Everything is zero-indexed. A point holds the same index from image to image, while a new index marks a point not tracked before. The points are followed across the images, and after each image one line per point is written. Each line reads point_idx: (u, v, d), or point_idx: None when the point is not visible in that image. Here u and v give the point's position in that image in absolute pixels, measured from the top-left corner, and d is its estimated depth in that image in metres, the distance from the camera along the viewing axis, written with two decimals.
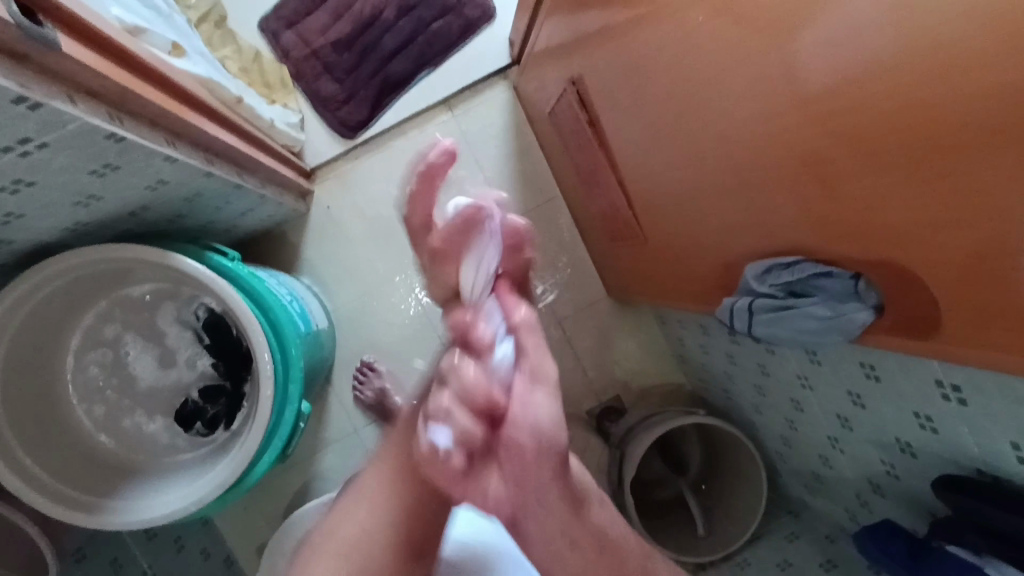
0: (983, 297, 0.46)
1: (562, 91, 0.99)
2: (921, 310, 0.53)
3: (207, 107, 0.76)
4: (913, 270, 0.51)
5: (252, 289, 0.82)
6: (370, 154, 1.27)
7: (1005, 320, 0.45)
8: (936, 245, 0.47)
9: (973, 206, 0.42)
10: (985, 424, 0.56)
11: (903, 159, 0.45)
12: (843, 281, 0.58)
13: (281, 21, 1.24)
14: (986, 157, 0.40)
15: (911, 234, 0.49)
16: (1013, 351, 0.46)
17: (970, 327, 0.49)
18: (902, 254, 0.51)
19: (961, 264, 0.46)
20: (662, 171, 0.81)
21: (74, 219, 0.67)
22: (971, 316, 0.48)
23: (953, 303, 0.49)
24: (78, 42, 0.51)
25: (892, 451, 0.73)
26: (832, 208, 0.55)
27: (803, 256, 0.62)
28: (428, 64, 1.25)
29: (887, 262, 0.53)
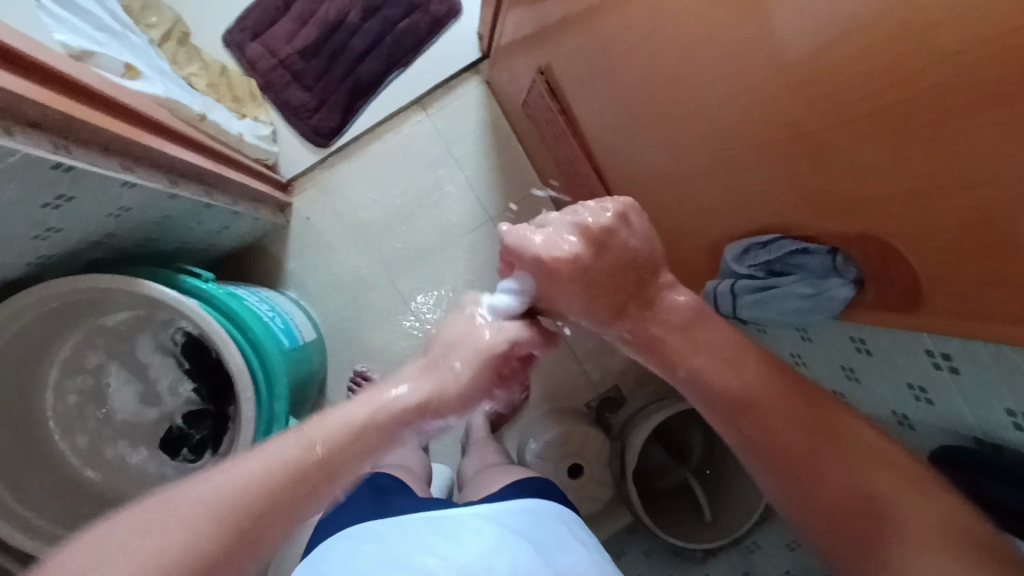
0: (962, 264, 0.44)
1: (533, 82, 0.97)
2: (905, 281, 0.51)
3: (167, 127, 0.75)
4: (892, 240, 0.49)
5: (229, 309, 0.81)
6: (346, 160, 1.25)
7: (988, 286, 0.43)
8: (911, 213, 0.46)
9: (950, 168, 0.40)
10: (979, 393, 0.55)
11: (873, 126, 0.44)
12: (822, 257, 0.57)
13: (246, 33, 1.22)
14: (953, 120, 0.38)
15: (886, 204, 0.47)
16: (1000, 317, 0.45)
17: (954, 295, 0.47)
18: (883, 222, 0.49)
19: (939, 230, 0.44)
20: (637, 156, 0.79)
21: (37, 253, 0.65)
22: (954, 283, 0.46)
23: (936, 271, 0.47)
24: (14, 73, 0.49)
25: (890, 424, 0.71)
26: (809, 180, 0.53)
27: (781, 234, 0.61)
28: (398, 64, 1.23)
29: (866, 234, 0.51)
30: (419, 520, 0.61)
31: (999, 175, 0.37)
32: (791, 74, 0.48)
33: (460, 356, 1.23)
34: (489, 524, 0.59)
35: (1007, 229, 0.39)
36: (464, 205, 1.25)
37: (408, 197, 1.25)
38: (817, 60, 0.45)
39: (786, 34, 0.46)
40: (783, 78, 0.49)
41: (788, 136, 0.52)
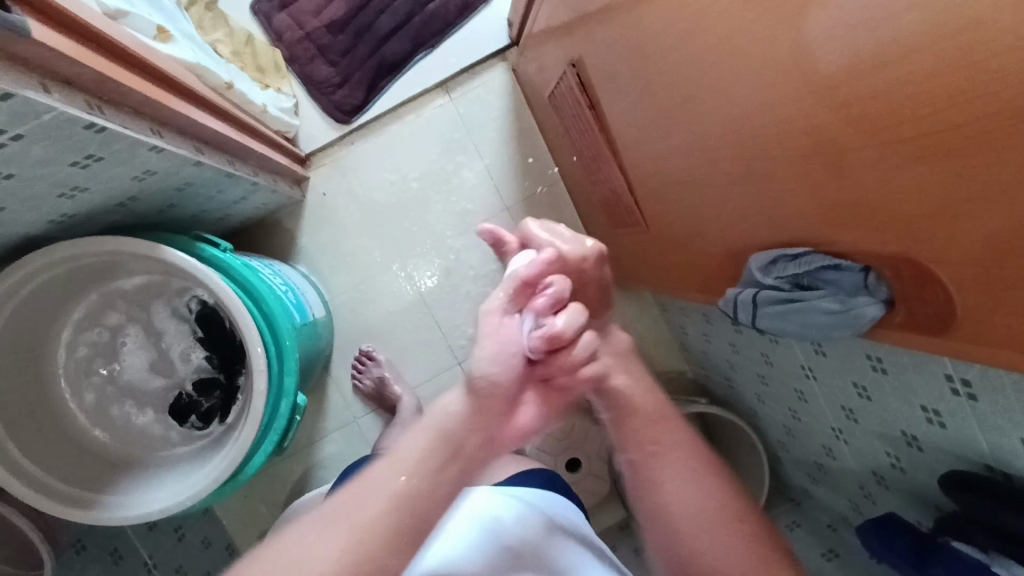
0: (997, 294, 0.44)
1: (563, 74, 0.96)
2: (936, 306, 0.51)
3: (194, 94, 0.74)
4: (927, 265, 0.49)
5: (245, 281, 0.80)
6: (366, 139, 1.24)
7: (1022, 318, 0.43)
8: (950, 238, 0.45)
9: (988, 192, 0.40)
10: (995, 421, 0.55)
11: (919, 150, 0.43)
12: (853, 275, 0.56)
13: (273, 3, 1.21)
14: (1004, 151, 0.37)
15: (924, 228, 0.47)
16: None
17: (986, 324, 0.47)
18: (912, 241, 0.48)
19: (976, 259, 0.44)
20: (664, 158, 0.79)
21: (59, 212, 0.65)
22: (987, 313, 0.46)
23: (969, 299, 0.47)
24: (53, 29, 0.49)
25: (898, 444, 0.72)
26: (838, 195, 0.53)
27: (811, 248, 0.60)
28: (425, 45, 1.22)
29: (900, 255, 0.51)
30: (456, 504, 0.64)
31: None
32: (829, 90, 0.48)
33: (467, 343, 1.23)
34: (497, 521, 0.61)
35: None
36: (481, 192, 1.25)
37: (426, 180, 1.24)
38: (863, 78, 0.44)
39: (833, 50, 0.45)
40: (821, 95, 0.49)
41: (820, 150, 0.52)
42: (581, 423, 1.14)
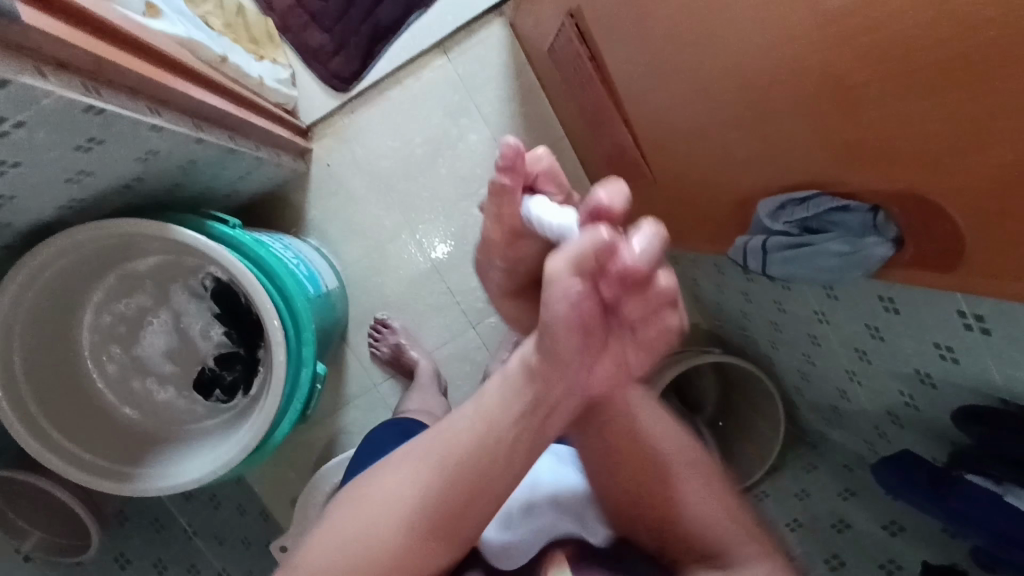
0: (1004, 223, 0.43)
1: (561, 26, 0.94)
2: (944, 241, 0.50)
3: (190, 70, 0.73)
4: (935, 200, 0.48)
5: (258, 256, 0.82)
6: (366, 106, 1.23)
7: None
8: (957, 171, 0.44)
9: (1002, 138, 0.40)
10: (1010, 354, 0.55)
11: (922, 80, 0.42)
12: (861, 215, 0.55)
13: None
14: (1012, 71, 0.37)
15: (931, 163, 0.46)
16: None
17: (993, 255, 0.46)
18: (923, 179, 0.47)
19: (985, 188, 0.43)
20: (667, 107, 0.77)
21: (68, 198, 0.66)
22: (994, 244, 0.46)
23: (977, 233, 0.46)
24: (41, 11, 0.48)
25: (912, 382, 0.72)
26: (845, 134, 0.52)
27: (819, 190, 0.59)
28: (419, 6, 1.20)
29: (907, 192, 0.50)
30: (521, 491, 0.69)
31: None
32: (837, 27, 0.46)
33: (480, 307, 1.24)
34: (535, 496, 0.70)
35: None
36: (485, 154, 1.23)
37: (430, 145, 1.23)
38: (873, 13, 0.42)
39: None
40: (827, 34, 0.47)
41: (830, 93, 0.50)
42: None
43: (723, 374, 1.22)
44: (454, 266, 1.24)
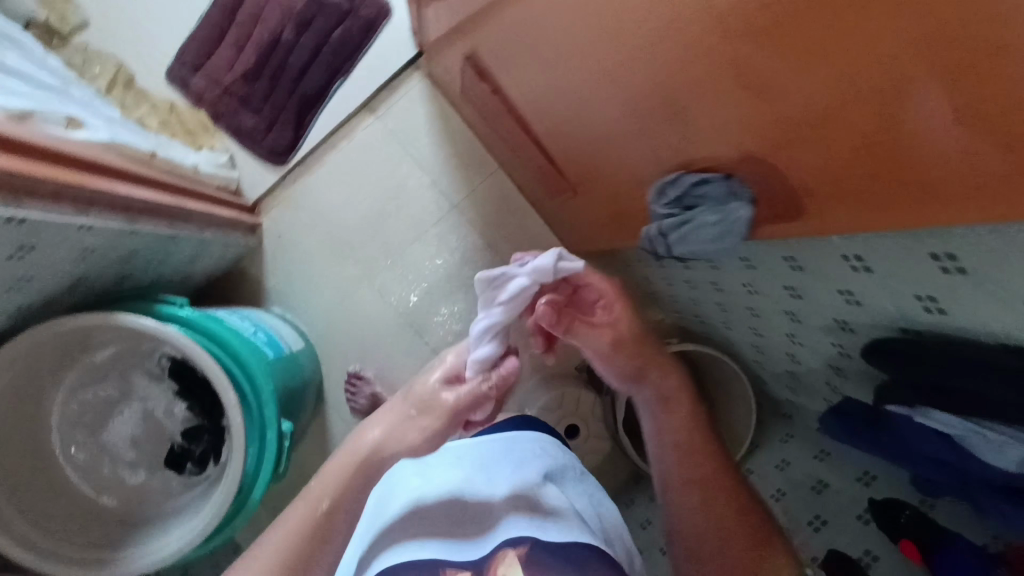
0: (863, 162, 0.44)
1: (463, 68, 1.01)
2: (813, 192, 0.52)
3: (119, 170, 0.79)
4: (801, 151, 0.49)
5: (208, 329, 0.85)
6: (307, 174, 1.29)
7: (887, 180, 0.44)
8: (815, 117, 0.45)
9: (889, 117, 0.40)
10: (894, 286, 0.58)
11: (771, 31, 0.43)
12: (719, 184, 0.60)
13: (186, 67, 1.23)
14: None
15: (793, 114, 0.47)
16: (895, 209, 0.45)
17: (856, 196, 0.48)
18: (789, 132, 0.48)
19: (840, 132, 0.44)
20: (566, 122, 0.84)
21: (15, 304, 0.70)
22: (856, 186, 0.47)
23: (841, 177, 0.48)
24: None
25: (836, 332, 0.75)
26: (716, 100, 0.53)
27: (681, 169, 0.64)
28: (340, 72, 1.26)
29: (775, 148, 0.51)
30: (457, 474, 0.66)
31: (935, 126, 0.37)
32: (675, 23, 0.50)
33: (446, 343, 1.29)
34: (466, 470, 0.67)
35: (905, 108, 0.38)
36: (427, 198, 1.30)
37: (373, 199, 1.29)
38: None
39: None
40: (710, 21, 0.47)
41: (721, 78, 0.51)
42: (570, 389, 1.23)
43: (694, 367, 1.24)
44: (417, 308, 1.29)
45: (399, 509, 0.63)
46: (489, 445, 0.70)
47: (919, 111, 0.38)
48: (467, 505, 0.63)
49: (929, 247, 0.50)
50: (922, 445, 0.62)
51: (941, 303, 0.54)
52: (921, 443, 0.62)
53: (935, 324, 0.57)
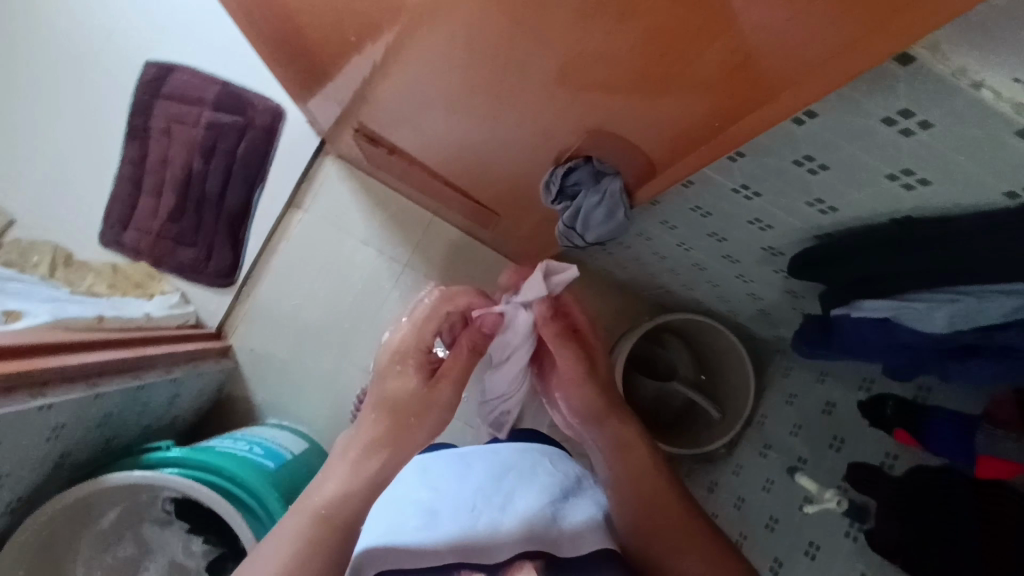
0: (719, 87, 0.46)
1: (358, 140, 1.06)
2: (690, 132, 0.54)
3: (69, 343, 0.82)
4: (663, 100, 0.51)
5: (197, 461, 0.87)
6: (259, 284, 1.32)
7: (746, 95, 0.46)
8: (662, 65, 0.47)
9: (727, 36, 0.41)
10: (784, 201, 0.60)
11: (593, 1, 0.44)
12: (585, 168, 0.66)
13: (116, 227, 1.28)
14: None
15: (641, 70, 0.48)
16: (761, 123, 0.47)
17: (725, 121, 0.50)
18: (644, 87, 0.50)
19: (689, 69, 0.46)
20: (460, 157, 0.88)
21: (4, 500, 0.72)
22: (722, 112, 0.49)
23: (707, 109, 0.50)
24: None
25: (769, 259, 0.78)
26: (569, 83, 0.54)
27: (553, 166, 0.69)
28: (256, 183, 1.31)
29: (640, 107, 0.53)
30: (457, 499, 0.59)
31: (762, 15, 0.38)
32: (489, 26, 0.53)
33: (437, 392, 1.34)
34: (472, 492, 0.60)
35: (736, 25, 0.40)
36: (376, 268, 1.34)
37: (328, 284, 1.33)
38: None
39: None
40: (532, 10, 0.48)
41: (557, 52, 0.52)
42: None
43: (686, 336, 1.28)
44: None
45: (390, 531, 0.56)
46: (500, 460, 0.67)
47: (749, 23, 0.39)
48: (479, 525, 0.55)
49: (789, 155, 0.52)
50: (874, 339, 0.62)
51: (829, 202, 0.56)
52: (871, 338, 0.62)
53: (833, 222, 0.59)
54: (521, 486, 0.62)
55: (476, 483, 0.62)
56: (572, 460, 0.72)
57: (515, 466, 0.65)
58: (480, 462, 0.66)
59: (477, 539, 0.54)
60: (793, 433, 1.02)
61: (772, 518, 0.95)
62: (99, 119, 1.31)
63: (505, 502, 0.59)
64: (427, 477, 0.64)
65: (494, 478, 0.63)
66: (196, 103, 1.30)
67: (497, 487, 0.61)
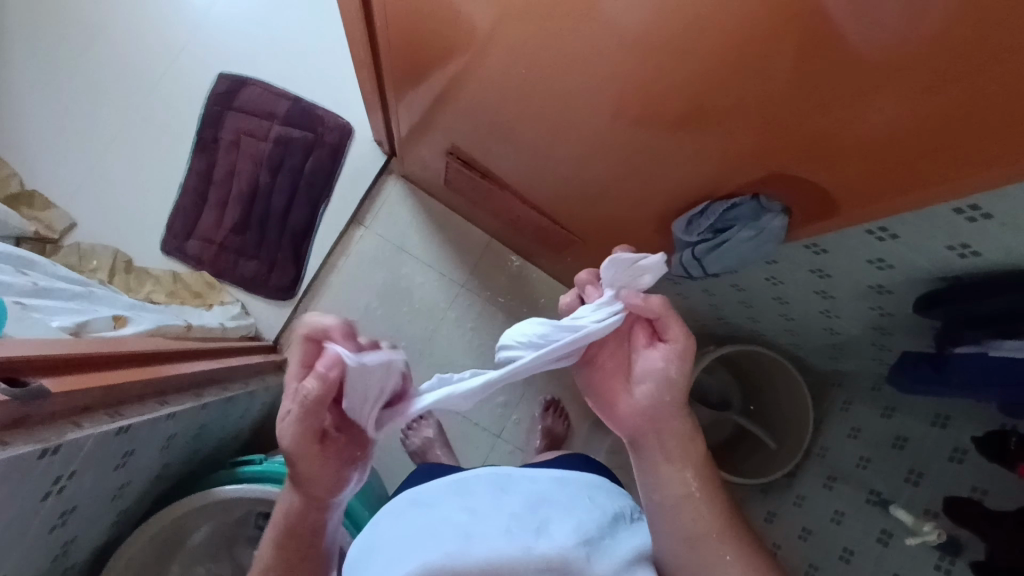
0: (877, 129, 0.48)
1: (446, 162, 1.08)
2: (851, 173, 0.55)
3: (175, 352, 0.81)
4: (815, 143, 0.53)
5: (290, 476, 0.85)
6: (316, 299, 1.31)
7: (908, 135, 0.47)
8: (804, 111, 0.50)
9: (864, 84, 0.44)
10: (922, 244, 0.64)
11: (708, 55, 0.48)
12: (749, 205, 0.68)
13: (179, 236, 1.28)
14: (753, 21, 0.43)
15: (783, 116, 0.52)
16: (938, 153, 0.48)
17: (895, 159, 0.51)
18: (790, 131, 0.53)
19: (834, 115, 0.49)
20: (562, 187, 0.91)
21: (117, 512, 0.70)
22: (889, 151, 0.50)
23: (872, 150, 0.51)
24: (69, 374, 0.55)
25: (872, 296, 0.81)
26: (711, 133, 0.59)
27: (709, 200, 0.71)
28: (322, 198, 1.31)
29: (790, 152, 0.56)
30: (501, 503, 0.59)
31: (890, 63, 0.42)
32: (630, 105, 0.61)
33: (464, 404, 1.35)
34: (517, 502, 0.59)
35: (868, 73, 0.43)
36: (435, 287, 1.34)
37: (385, 301, 1.32)
38: (729, 43, 0.46)
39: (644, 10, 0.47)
40: (649, 82, 0.55)
41: (701, 108, 0.56)
42: None
43: (736, 367, 1.31)
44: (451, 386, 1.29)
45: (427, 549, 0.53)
46: (540, 485, 0.63)
47: (883, 70, 0.43)
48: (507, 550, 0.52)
49: (953, 204, 0.55)
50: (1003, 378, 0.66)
51: (974, 246, 0.59)
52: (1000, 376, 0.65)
53: (971, 264, 0.63)
54: (571, 503, 0.61)
55: (511, 508, 0.58)
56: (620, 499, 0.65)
57: (556, 497, 0.61)
58: (517, 485, 0.63)
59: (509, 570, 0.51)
60: (861, 465, 1.04)
61: (847, 549, 0.98)
62: (166, 132, 1.32)
63: (542, 533, 0.54)
64: (464, 495, 0.61)
65: (530, 506, 0.58)
66: (266, 117, 1.30)
67: (550, 498, 0.61)
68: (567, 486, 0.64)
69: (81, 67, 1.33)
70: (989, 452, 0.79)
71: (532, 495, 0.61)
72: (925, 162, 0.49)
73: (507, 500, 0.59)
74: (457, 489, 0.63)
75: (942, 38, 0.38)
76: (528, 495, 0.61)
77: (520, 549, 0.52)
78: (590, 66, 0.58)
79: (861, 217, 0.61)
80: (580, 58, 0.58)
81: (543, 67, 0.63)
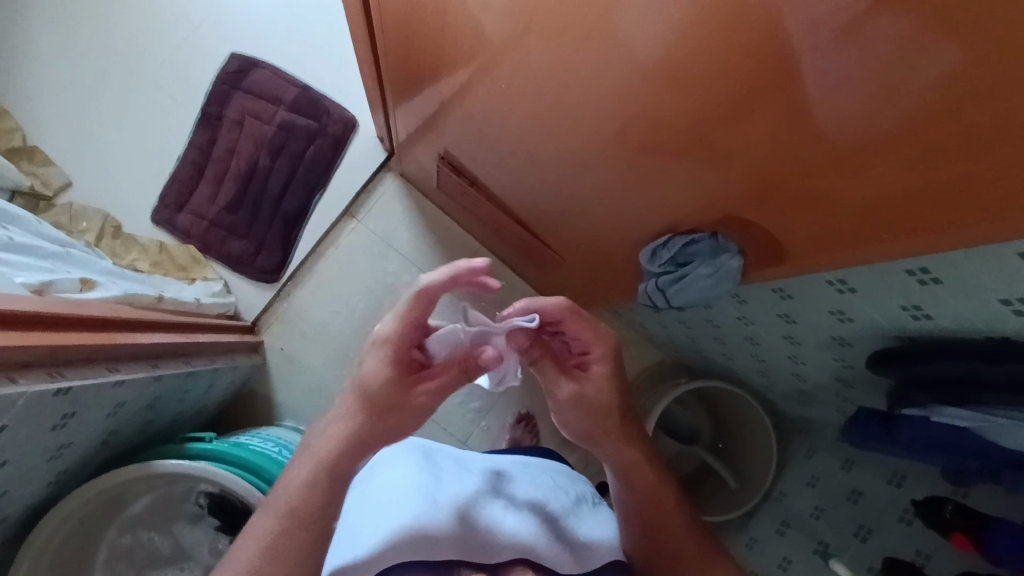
0: (828, 183, 0.49)
1: (438, 166, 1.09)
2: (808, 223, 0.56)
3: (137, 321, 0.81)
4: (772, 189, 0.54)
5: (237, 458, 0.85)
6: (300, 286, 1.32)
7: (859, 194, 0.48)
8: (762, 155, 0.50)
9: (816, 139, 0.45)
10: (878, 301, 0.63)
11: (667, 87, 0.49)
12: (707, 242, 0.69)
13: (171, 208, 1.29)
14: (709, 59, 0.43)
15: (742, 159, 0.52)
16: (887, 216, 0.48)
17: (847, 216, 0.51)
18: (748, 174, 0.54)
19: (789, 163, 0.49)
20: (543, 204, 0.91)
21: (54, 472, 0.71)
22: (842, 208, 0.51)
23: (825, 205, 0.52)
24: (12, 329, 0.56)
25: (835, 348, 0.81)
26: (673, 165, 0.59)
27: (671, 232, 0.72)
28: (317, 187, 1.32)
29: (748, 193, 0.57)
30: (468, 477, 0.68)
31: (838, 121, 0.42)
32: (608, 132, 0.61)
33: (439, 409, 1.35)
34: (479, 476, 0.70)
35: (818, 127, 0.44)
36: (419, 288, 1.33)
37: (369, 296, 1.32)
38: (689, 77, 0.46)
39: (612, 40, 0.48)
40: (619, 108, 0.56)
41: (664, 138, 0.56)
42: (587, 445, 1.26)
43: (710, 403, 1.31)
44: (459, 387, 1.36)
45: (420, 504, 0.60)
46: (505, 465, 0.75)
47: (833, 127, 0.43)
48: (510, 524, 0.61)
49: (904, 265, 0.55)
50: (948, 442, 0.64)
51: (926, 309, 0.59)
52: (947, 440, 0.64)
53: (924, 326, 0.62)
54: (527, 477, 0.72)
55: (474, 482, 0.68)
56: (575, 480, 0.78)
57: (511, 474, 0.72)
58: (476, 465, 0.73)
59: (476, 534, 0.59)
60: (815, 515, 1.03)
61: None
62: (173, 106, 1.34)
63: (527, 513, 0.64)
64: (431, 464, 0.70)
65: (490, 482, 0.68)
66: (273, 101, 1.32)
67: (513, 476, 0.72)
68: (517, 463, 0.76)
69: (101, 33, 1.35)
70: (935, 519, 0.78)
71: (490, 472, 0.71)
72: (875, 223, 0.50)
73: (474, 474, 0.70)
74: (423, 453, 0.72)
75: (922, 118, 0.38)
76: (485, 472, 0.71)
77: (520, 523, 0.62)
78: (564, 86, 0.59)
79: (812, 269, 0.62)
80: (558, 80, 0.58)
81: (524, 84, 0.64)
